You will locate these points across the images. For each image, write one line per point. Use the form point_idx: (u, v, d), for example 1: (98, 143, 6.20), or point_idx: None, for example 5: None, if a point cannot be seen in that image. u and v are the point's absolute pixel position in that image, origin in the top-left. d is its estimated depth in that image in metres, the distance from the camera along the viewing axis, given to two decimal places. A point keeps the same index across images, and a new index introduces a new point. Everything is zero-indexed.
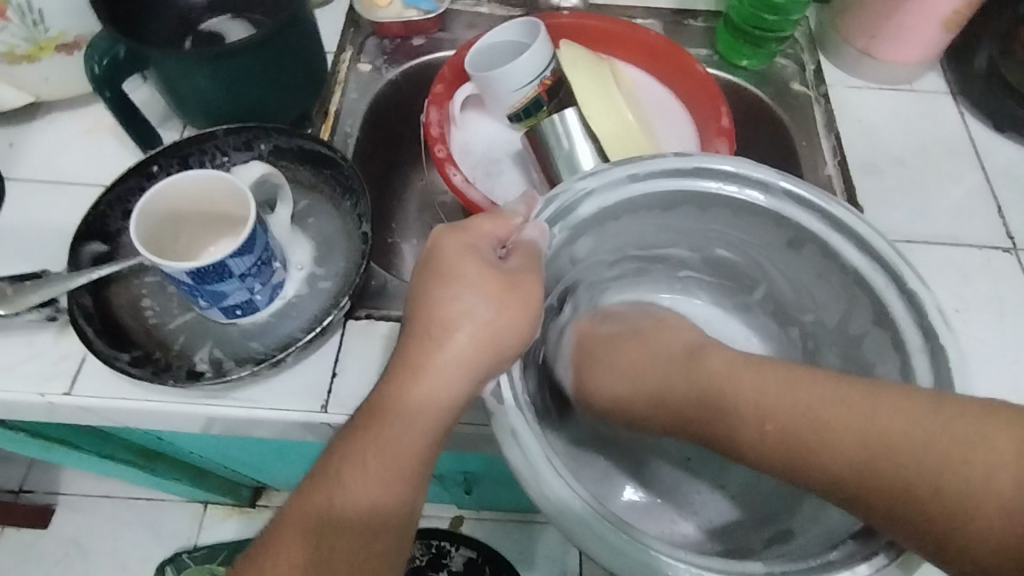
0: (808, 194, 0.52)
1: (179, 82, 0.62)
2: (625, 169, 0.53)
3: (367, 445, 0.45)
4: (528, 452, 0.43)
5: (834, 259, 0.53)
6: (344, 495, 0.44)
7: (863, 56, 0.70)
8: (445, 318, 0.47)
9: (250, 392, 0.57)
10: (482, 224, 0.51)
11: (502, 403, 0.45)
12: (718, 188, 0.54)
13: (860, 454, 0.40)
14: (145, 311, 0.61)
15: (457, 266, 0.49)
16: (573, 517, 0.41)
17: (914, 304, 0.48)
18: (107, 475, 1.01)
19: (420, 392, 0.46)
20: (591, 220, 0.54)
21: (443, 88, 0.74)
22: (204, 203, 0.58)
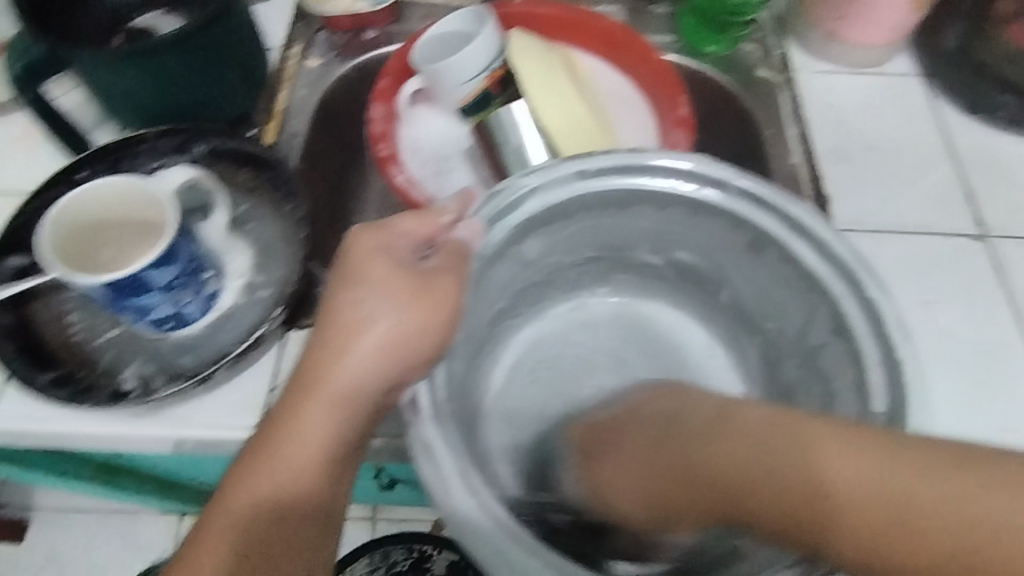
0: (762, 193, 0.47)
1: (105, 81, 0.54)
2: (572, 165, 0.48)
3: (270, 460, 0.40)
4: (443, 464, 0.38)
5: (793, 265, 0.47)
6: (251, 512, 0.39)
7: (830, 39, 0.69)
8: (349, 320, 0.42)
9: (183, 410, 0.51)
10: (402, 222, 0.45)
11: (418, 417, 0.40)
12: (672, 187, 0.48)
13: (878, 532, 0.29)
14: (71, 327, 0.53)
15: (365, 268, 0.43)
16: (480, 540, 0.36)
17: (872, 313, 0.43)
18: (82, 486, 0.98)
19: (340, 374, 0.41)
20: (534, 220, 0.49)
21: (389, 82, 0.62)
22: (128, 203, 0.49)
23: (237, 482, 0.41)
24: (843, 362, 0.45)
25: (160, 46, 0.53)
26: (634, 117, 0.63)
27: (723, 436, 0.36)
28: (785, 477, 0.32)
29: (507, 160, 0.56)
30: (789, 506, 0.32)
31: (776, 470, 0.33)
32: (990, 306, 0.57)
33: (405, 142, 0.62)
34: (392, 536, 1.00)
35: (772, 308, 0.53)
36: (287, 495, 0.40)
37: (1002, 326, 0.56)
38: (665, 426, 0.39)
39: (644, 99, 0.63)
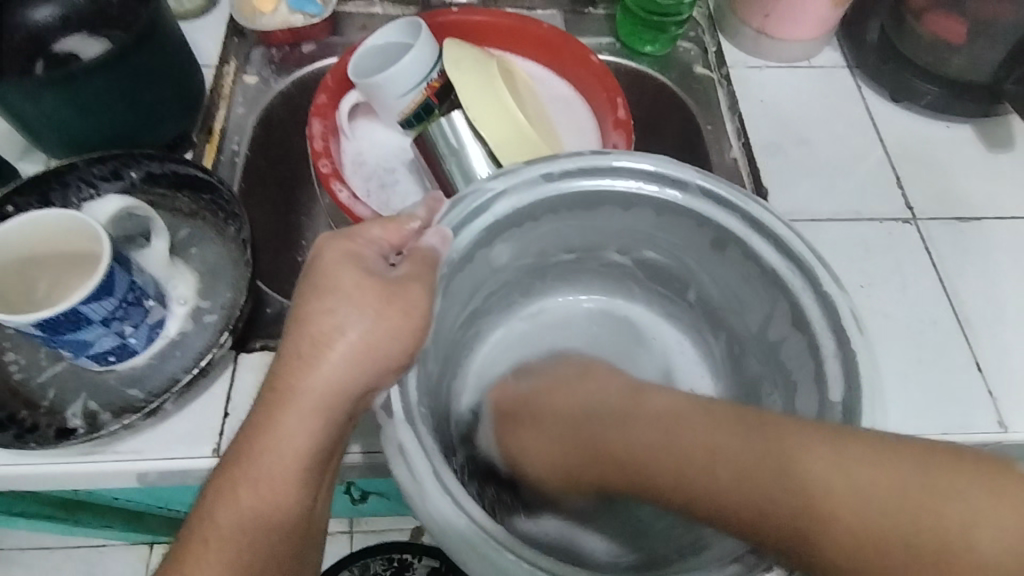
0: (726, 192, 0.45)
1: (28, 109, 0.53)
2: (539, 169, 0.45)
3: (238, 484, 0.36)
4: (419, 470, 0.35)
5: (752, 263, 0.46)
6: (221, 535, 0.35)
7: (759, 36, 0.71)
8: (316, 332, 0.37)
9: (132, 444, 0.49)
10: (371, 227, 0.41)
11: (391, 418, 0.37)
12: (637, 187, 0.46)
13: (834, 514, 0.32)
14: (8, 367, 0.51)
15: (332, 275, 0.38)
16: (474, 555, 0.33)
17: (828, 306, 0.42)
18: (41, 527, 0.95)
19: (317, 379, 0.36)
20: (501, 224, 0.45)
21: (327, 98, 0.61)
22: (62, 239, 0.48)
23: (214, 493, 0.36)
24: (805, 355, 0.43)
25: (84, 69, 0.51)
26: (574, 120, 0.64)
27: (623, 429, 0.39)
28: (707, 475, 0.35)
29: (450, 170, 0.56)
30: (700, 482, 0.36)
31: (692, 457, 0.36)
32: (923, 284, 0.60)
33: (347, 156, 0.63)
34: (370, 548, 1.00)
35: (737, 304, 0.50)
36: (263, 521, 0.36)
37: (934, 303, 0.59)
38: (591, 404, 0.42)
39: (583, 101, 0.65)
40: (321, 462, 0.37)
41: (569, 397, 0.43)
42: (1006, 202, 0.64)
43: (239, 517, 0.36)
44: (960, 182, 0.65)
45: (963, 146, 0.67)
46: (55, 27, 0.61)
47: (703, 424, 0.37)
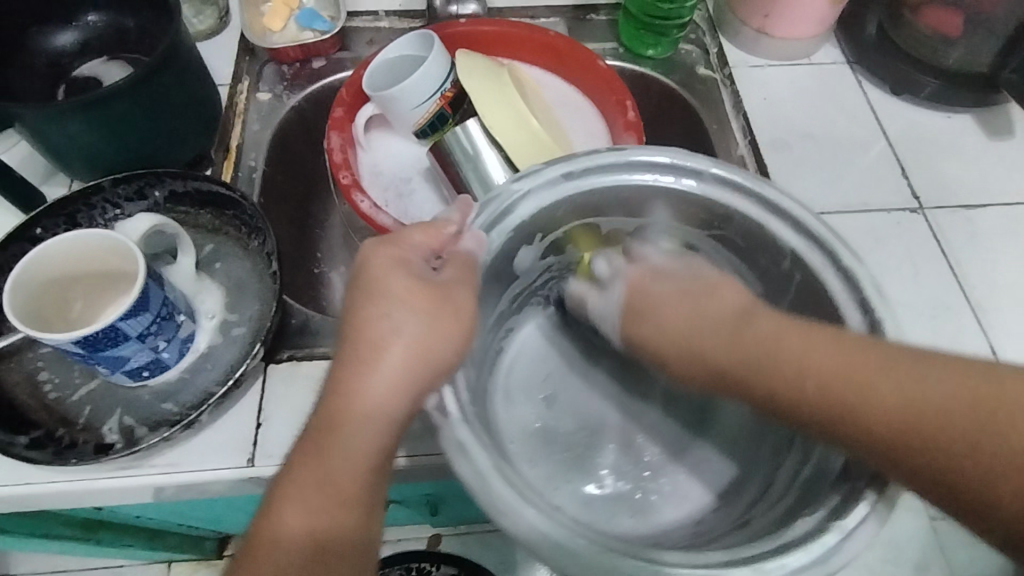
0: (738, 176, 0.46)
1: (54, 135, 0.54)
2: (560, 167, 0.46)
3: (304, 483, 0.37)
4: (479, 467, 0.36)
5: (772, 246, 0.46)
6: (290, 535, 0.36)
7: (760, 35, 0.73)
8: (372, 337, 0.39)
9: (168, 457, 0.50)
10: (412, 234, 0.42)
11: (448, 418, 0.37)
12: (655, 180, 0.47)
13: (910, 425, 0.33)
14: (43, 386, 0.52)
15: (381, 283, 0.40)
16: (549, 546, 0.35)
17: (849, 278, 0.42)
18: (61, 550, 0.95)
19: (379, 381, 0.38)
20: (529, 223, 0.46)
21: (344, 111, 0.62)
22: (96, 256, 0.49)
23: (283, 496, 0.37)
24: None
25: (111, 92, 0.53)
26: (585, 122, 0.65)
27: (787, 350, 0.37)
28: (845, 387, 0.35)
29: (468, 175, 0.57)
30: (854, 408, 0.35)
31: (785, 368, 0.37)
32: (933, 270, 0.61)
33: (365, 168, 0.64)
34: (389, 557, 1.01)
35: (758, 291, 0.51)
36: (330, 518, 0.36)
37: (946, 290, 0.60)
38: (740, 332, 0.39)
39: (593, 106, 0.66)
40: (383, 459, 0.38)
41: (680, 303, 0.43)
42: (1010, 189, 0.66)
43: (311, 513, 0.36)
44: (964, 170, 0.67)
45: (966, 135, 0.69)
46: (75, 53, 0.62)
47: (805, 343, 0.37)
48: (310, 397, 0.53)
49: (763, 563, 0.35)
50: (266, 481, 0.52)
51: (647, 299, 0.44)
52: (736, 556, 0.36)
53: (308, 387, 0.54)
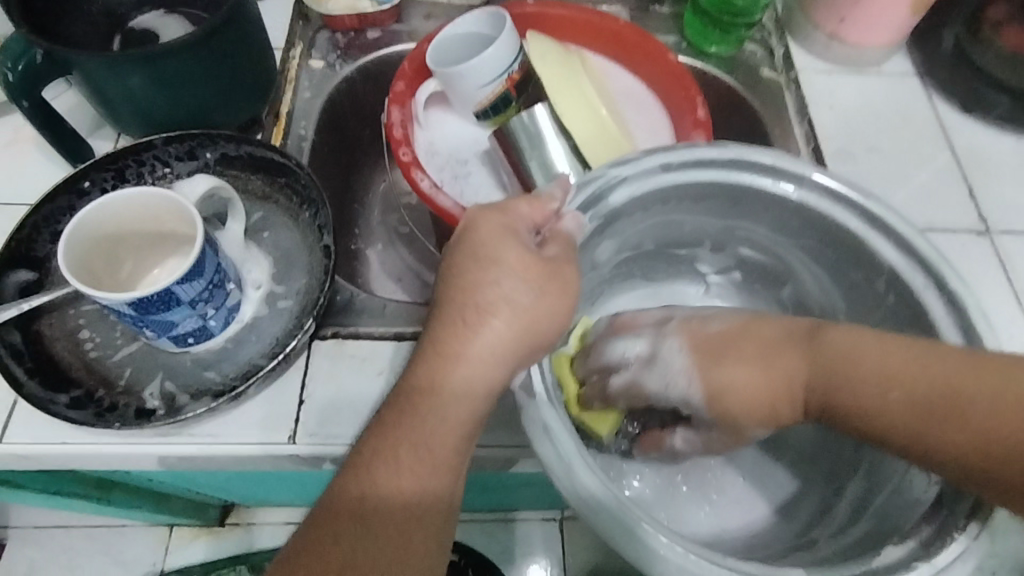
0: (845, 187, 0.45)
1: (109, 86, 0.52)
2: (659, 156, 0.45)
3: (398, 443, 0.36)
4: (563, 451, 0.37)
5: (867, 261, 0.46)
6: (382, 499, 0.35)
7: (832, 40, 0.71)
8: (479, 301, 0.38)
9: (208, 427, 0.49)
10: (519, 204, 0.42)
11: (533, 399, 0.39)
12: (755, 180, 0.46)
13: (915, 408, 0.36)
14: (84, 344, 0.51)
15: (490, 248, 0.39)
16: (628, 538, 0.35)
17: (955, 305, 0.42)
18: (66, 506, 0.94)
19: (479, 344, 0.38)
20: (620, 212, 0.45)
21: (405, 85, 0.60)
22: (153, 216, 0.47)
23: (372, 454, 0.36)
24: None
25: (175, 48, 0.51)
26: (648, 117, 0.63)
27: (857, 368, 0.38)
28: (882, 406, 0.37)
29: (529, 163, 0.55)
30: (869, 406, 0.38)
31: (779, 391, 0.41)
32: (995, 296, 0.59)
33: (421, 146, 0.62)
34: None
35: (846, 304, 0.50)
36: (425, 480, 0.36)
37: (1011, 319, 0.58)
38: (785, 358, 0.41)
39: (658, 101, 0.64)
40: (471, 428, 0.38)
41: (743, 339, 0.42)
42: None
43: (405, 473, 0.36)
44: None
45: None
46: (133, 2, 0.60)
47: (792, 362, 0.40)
48: (355, 377, 0.52)
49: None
50: (305, 459, 0.50)
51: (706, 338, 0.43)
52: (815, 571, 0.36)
53: (354, 366, 0.52)
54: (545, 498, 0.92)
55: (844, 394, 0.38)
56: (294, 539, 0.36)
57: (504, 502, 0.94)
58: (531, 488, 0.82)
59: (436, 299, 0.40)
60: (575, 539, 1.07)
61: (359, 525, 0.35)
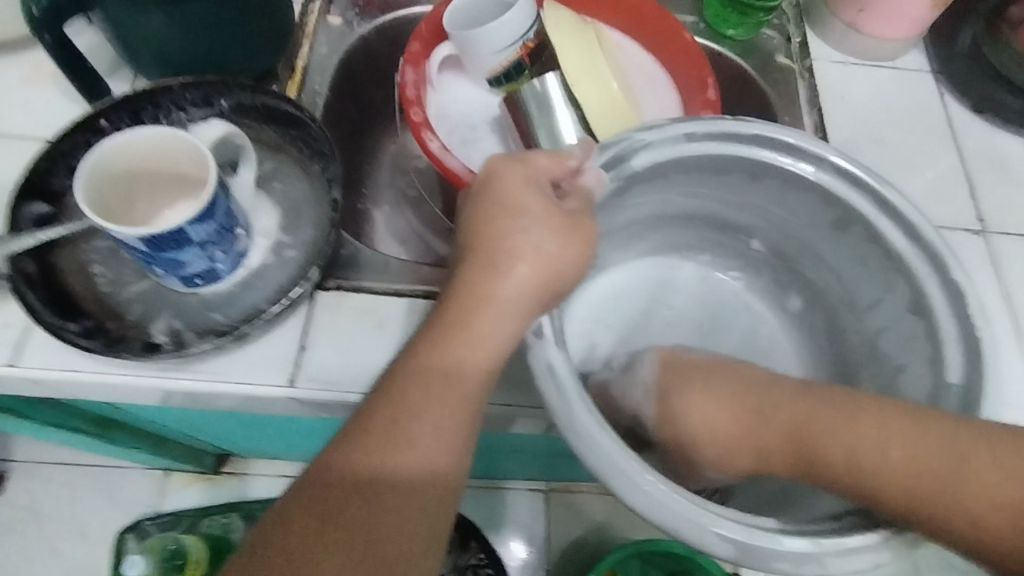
0: (860, 172, 0.48)
1: (129, 25, 0.53)
2: (683, 126, 0.49)
3: (431, 379, 0.39)
4: (563, 387, 0.39)
5: (880, 247, 0.49)
6: (387, 467, 0.36)
7: (849, 30, 0.71)
8: (512, 246, 0.41)
9: (212, 365, 0.51)
10: (538, 158, 0.44)
11: (542, 339, 0.41)
12: (774, 157, 0.50)
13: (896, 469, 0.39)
14: (96, 278, 0.52)
15: (518, 196, 0.42)
16: (617, 475, 0.38)
17: (954, 293, 0.45)
18: (69, 442, 0.97)
19: (509, 283, 0.41)
20: (640, 174, 0.49)
21: (421, 45, 0.60)
22: (172, 158, 0.48)
23: (392, 403, 0.38)
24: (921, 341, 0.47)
25: None
26: (658, 95, 0.64)
27: (861, 430, 0.40)
28: (880, 459, 0.39)
29: (537, 132, 0.56)
30: (871, 463, 0.39)
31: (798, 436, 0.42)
32: (987, 292, 0.61)
33: (433, 108, 0.63)
34: None
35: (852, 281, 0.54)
36: (429, 461, 0.37)
37: (1000, 318, 0.59)
38: (798, 407, 0.43)
39: (670, 78, 0.64)
40: (478, 406, 0.40)
41: (722, 375, 0.46)
42: None
43: (417, 437, 0.37)
44: None
45: None
46: None
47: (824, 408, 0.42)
48: (354, 327, 0.53)
49: (818, 538, 0.39)
50: (303, 402, 0.52)
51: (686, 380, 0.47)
52: (789, 528, 0.40)
53: (354, 317, 0.54)
54: (530, 467, 0.95)
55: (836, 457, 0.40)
56: (287, 495, 0.37)
57: (491, 467, 0.96)
58: (517, 454, 0.84)
59: (468, 237, 0.42)
60: (557, 509, 1.10)
61: (350, 480, 0.36)
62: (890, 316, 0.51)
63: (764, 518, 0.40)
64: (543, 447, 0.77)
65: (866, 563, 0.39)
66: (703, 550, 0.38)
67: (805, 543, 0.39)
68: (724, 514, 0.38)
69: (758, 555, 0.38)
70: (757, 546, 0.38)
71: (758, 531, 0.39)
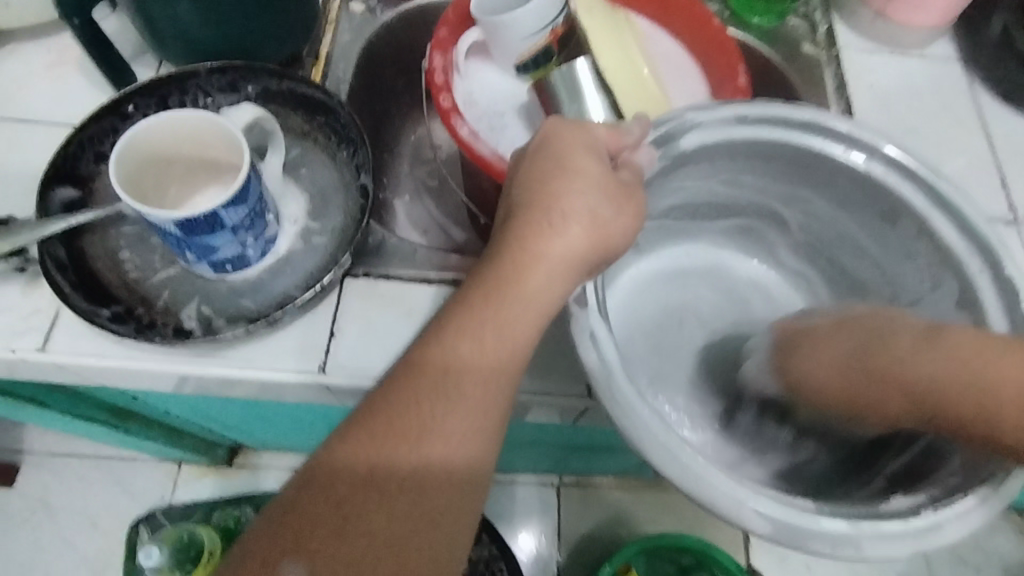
0: (912, 164, 0.49)
1: (157, 9, 0.52)
2: (735, 109, 0.49)
3: (478, 327, 0.38)
4: (606, 358, 0.40)
5: (927, 238, 0.50)
6: (428, 427, 0.36)
7: (878, 18, 0.70)
8: (562, 209, 0.40)
9: (242, 351, 0.51)
10: (597, 126, 0.44)
11: (584, 309, 0.42)
12: (823, 146, 0.50)
13: (973, 398, 0.37)
14: (125, 264, 0.52)
15: (568, 158, 0.42)
16: (656, 445, 0.38)
17: (1005, 288, 0.45)
18: (85, 432, 0.97)
19: (559, 241, 0.40)
20: (687, 155, 0.50)
21: (448, 32, 0.60)
22: (203, 142, 0.48)
23: (440, 350, 0.38)
24: None
25: None
26: (687, 83, 0.63)
27: (957, 362, 0.38)
28: (987, 391, 0.37)
29: (567, 117, 0.55)
30: (969, 404, 0.38)
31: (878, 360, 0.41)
32: None
33: (459, 95, 0.62)
34: None
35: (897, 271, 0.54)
36: (451, 450, 0.36)
37: None
38: (907, 356, 0.40)
39: (699, 66, 0.64)
40: (516, 363, 0.39)
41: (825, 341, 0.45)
42: None
43: (458, 393, 0.37)
44: None
45: None
46: None
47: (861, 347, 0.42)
48: (384, 314, 0.53)
49: (855, 519, 0.39)
50: (333, 389, 0.52)
51: (799, 340, 0.47)
52: (828, 508, 0.40)
53: (384, 304, 0.53)
54: (546, 459, 0.95)
55: (933, 385, 0.39)
56: (325, 450, 0.37)
57: (506, 459, 0.96)
58: (534, 445, 0.84)
59: (516, 197, 0.42)
60: (571, 502, 1.10)
61: (382, 440, 0.36)
62: (938, 308, 0.51)
63: (802, 498, 0.40)
64: (563, 438, 0.77)
65: (904, 550, 0.39)
66: (737, 524, 0.38)
67: (842, 525, 0.39)
68: (760, 491, 0.39)
69: (793, 532, 0.38)
70: (793, 525, 0.38)
71: (793, 511, 0.38)
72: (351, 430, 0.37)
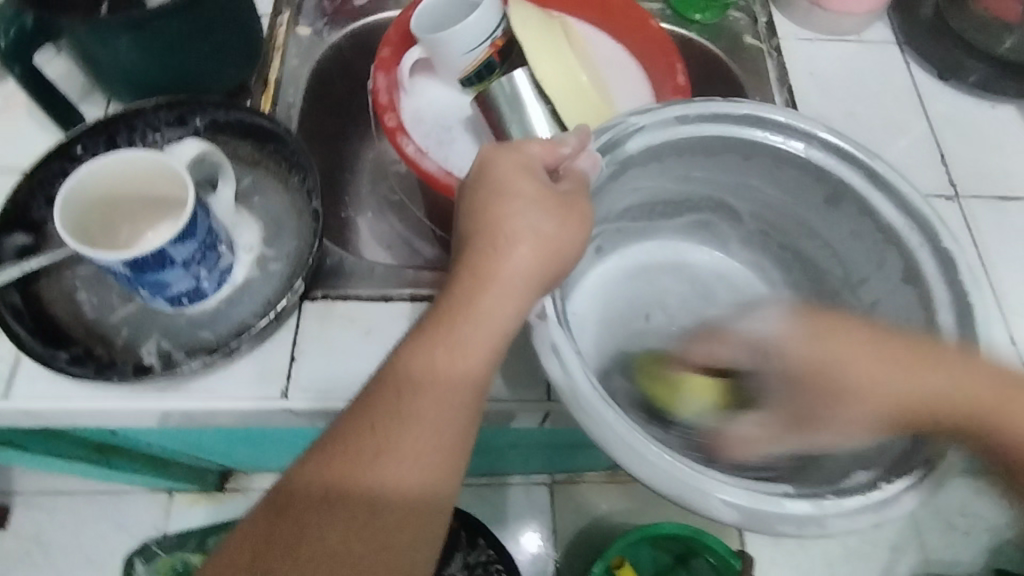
0: (851, 147, 0.50)
1: (97, 49, 0.53)
2: (676, 110, 0.50)
3: (434, 350, 0.39)
4: (568, 366, 0.41)
5: (868, 218, 0.51)
6: (386, 454, 0.37)
7: (813, 7, 0.72)
8: (507, 231, 0.41)
9: (205, 383, 0.51)
10: (531, 144, 0.45)
11: (543, 319, 0.43)
12: (764, 136, 0.52)
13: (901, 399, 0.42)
14: (82, 305, 0.53)
15: (511, 179, 0.42)
16: (622, 445, 0.40)
17: (946, 262, 0.47)
18: (69, 471, 0.97)
19: (508, 262, 0.41)
20: (634, 157, 0.51)
21: (390, 52, 0.61)
22: (149, 180, 0.49)
23: (398, 377, 0.38)
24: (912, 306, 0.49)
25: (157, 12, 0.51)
26: (630, 84, 0.64)
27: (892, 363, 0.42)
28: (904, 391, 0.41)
29: (510, 127, 0.56)
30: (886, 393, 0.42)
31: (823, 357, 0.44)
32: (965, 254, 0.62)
33: (409, 113, 0.64)
34: None
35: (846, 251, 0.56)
36: (405, 478, 0.36)
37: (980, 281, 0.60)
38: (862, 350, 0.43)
39: (640, 67, 0.65)
40: (475, 387, 0.39)
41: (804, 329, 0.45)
42: None
43: (418, 420, 0.37)
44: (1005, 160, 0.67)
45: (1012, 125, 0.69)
46: None
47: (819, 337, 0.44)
48: (344, 334, 0.54)
49: (820, 500, 0.41)
50: (299, 412, 0.53)
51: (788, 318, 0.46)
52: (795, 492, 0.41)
53: (344, 325, 0.54)
54: (531, 461, 0.96)
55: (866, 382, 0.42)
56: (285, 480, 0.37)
57: (491, 465, 0.97)
58: (516, 449, 0.85)
59: (466, 222, 0.43)
60: (561, 502, 1.11)
61: (339, 467, 0.36)
62: (887, 286, 0.52)
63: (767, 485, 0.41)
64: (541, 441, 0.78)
65: (867, 522, 0.41)
66: (706, 514, 0.39)
67: (808, 506, 0.40)
68: (727, 481, 0.40)
69: (759, 518, 0.39)
70: (762, 511, 0.39)
71: (759, 496, 0.40)
72: (312, 459, 0.37)
